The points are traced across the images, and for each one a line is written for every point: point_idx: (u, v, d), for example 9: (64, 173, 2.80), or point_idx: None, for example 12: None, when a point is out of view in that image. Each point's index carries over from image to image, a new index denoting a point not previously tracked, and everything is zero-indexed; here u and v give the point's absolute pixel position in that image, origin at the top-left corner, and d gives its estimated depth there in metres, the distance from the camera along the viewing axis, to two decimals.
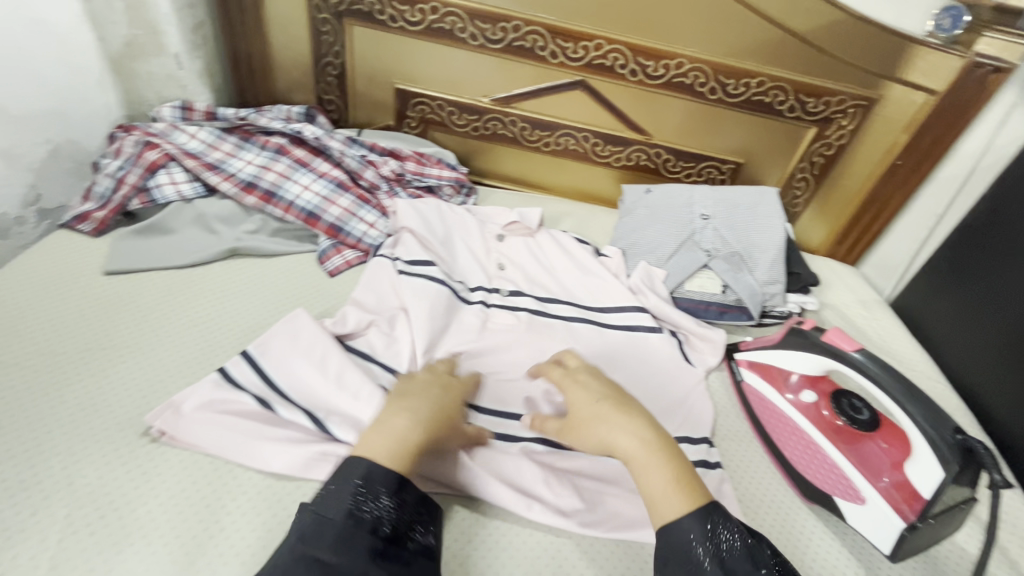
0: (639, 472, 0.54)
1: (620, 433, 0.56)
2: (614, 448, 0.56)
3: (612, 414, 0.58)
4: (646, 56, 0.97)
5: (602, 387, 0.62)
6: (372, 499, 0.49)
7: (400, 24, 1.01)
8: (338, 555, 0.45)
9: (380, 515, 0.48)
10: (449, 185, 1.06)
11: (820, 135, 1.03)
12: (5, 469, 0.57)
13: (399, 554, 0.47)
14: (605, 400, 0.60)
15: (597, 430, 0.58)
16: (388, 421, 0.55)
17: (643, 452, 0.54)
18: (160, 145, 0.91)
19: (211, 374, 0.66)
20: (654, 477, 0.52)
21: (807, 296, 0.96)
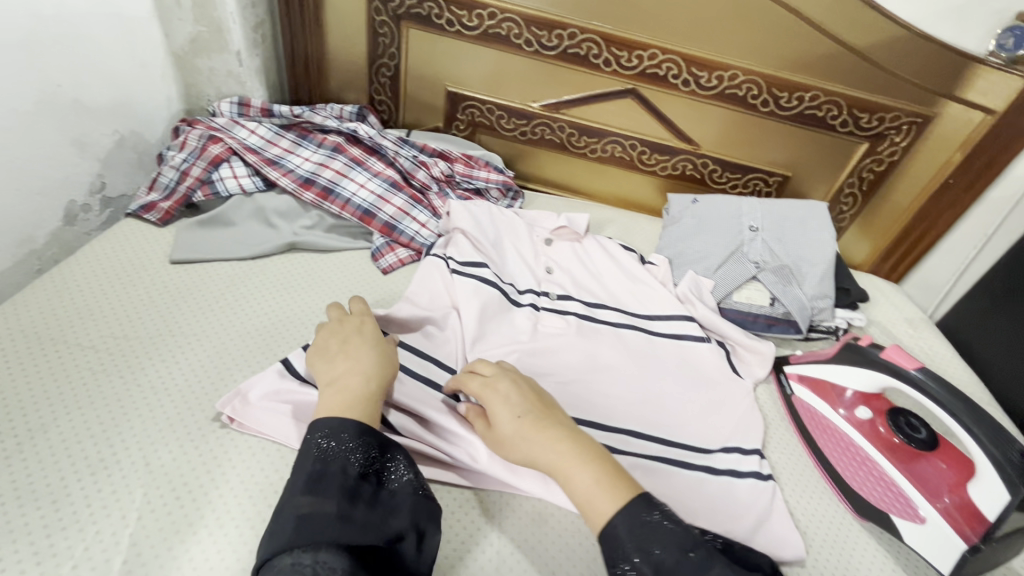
0: (567, 483, 0.52)
1: (545, 445, 0.54)
2: (538, 460, 0.54)
3: (535, 430, 0.55)
4: (699, 67, 0.98)
5: (523, 399, 0.58)
6: (334, 448, 0.51)
7: (456, 28, 1.03)
8: (315, 497, 0.48)
9: (348, 459, 0.51)
10: (497, 189, 1.08)
11: (872, 151, 1.03)
12: (85, 447, 0.58)
13: (375, 491, 0.51)
14: (528, 413, 0.57)
15: (522, 446, 0.55)
16: (339, 382, 0.57)
17: (569, 461, 0.53)
18: (223, 140, 0.94)
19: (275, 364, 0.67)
20: (584, 485, 0.51)
21: (855, 311, 0.95)
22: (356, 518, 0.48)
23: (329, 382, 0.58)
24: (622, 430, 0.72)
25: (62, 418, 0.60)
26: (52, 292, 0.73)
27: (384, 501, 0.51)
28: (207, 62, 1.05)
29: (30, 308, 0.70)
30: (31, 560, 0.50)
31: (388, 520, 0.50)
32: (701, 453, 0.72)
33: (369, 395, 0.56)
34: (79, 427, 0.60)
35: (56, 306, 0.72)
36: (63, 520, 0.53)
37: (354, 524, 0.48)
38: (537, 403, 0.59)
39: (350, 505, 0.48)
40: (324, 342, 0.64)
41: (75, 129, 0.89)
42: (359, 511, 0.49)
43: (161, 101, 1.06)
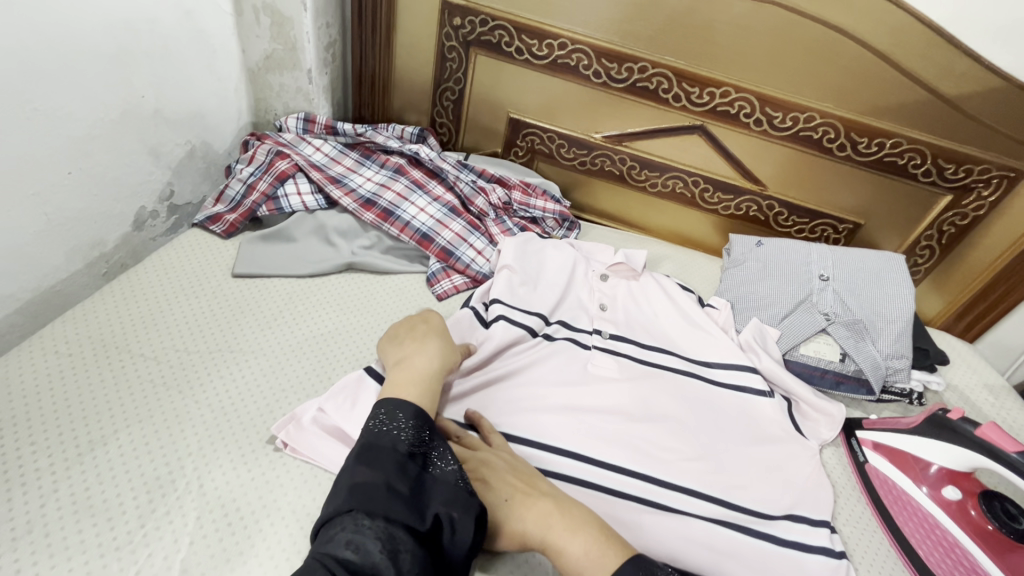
0: (560, 556, 0.52)
1: (536, 520, 0.54)
2: (528, 539, 0.54)
3: (527, 507, 0.55)
4: (774, 107, 0.95)
5: (513, 476, 0.59)
6: (389, 426, 0.53)
7: (525, 57, 1.02)
8: (366, 471, 0.49)
9: (398, 437, 0.52)
10: (552, 219, 1.06)
11: (956, 204, 0.97)
12: (143, 463, 0.58)
13: (421, 472, 0.51)
14: (512, 493, 0.57)
15: (516, 526, 0.55)
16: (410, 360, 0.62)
17: (563, 533, 0.53)
18: (290, 156, 0.95)
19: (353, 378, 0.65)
20: (576, 558, 0.51)
21: (932, 374, 0.89)
22: (402, 493, 0.49)
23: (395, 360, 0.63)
24: (682, 488, 0.68)
25: (123, 430, 0.60)
26: (121, 299, 0.75)
27: (426, 484, 0.51)
28: (279, 78, 1.08)
29: (98, 315, 0.72)
30: None
31: (430, 502, 0.50)
32: (767, 521, 0.67)
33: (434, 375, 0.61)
34: (137, 440, 0.59)
35: (123, 313, 0.73)
36: (117, 540, 0.52)
37: (398, 500, 0.48)
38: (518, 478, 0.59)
39: (397, 480, 0.49)
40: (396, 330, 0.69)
41: (152, 139, 0.92)
42: (405, 487, 0.49)
43: (232, 114, 1.09)
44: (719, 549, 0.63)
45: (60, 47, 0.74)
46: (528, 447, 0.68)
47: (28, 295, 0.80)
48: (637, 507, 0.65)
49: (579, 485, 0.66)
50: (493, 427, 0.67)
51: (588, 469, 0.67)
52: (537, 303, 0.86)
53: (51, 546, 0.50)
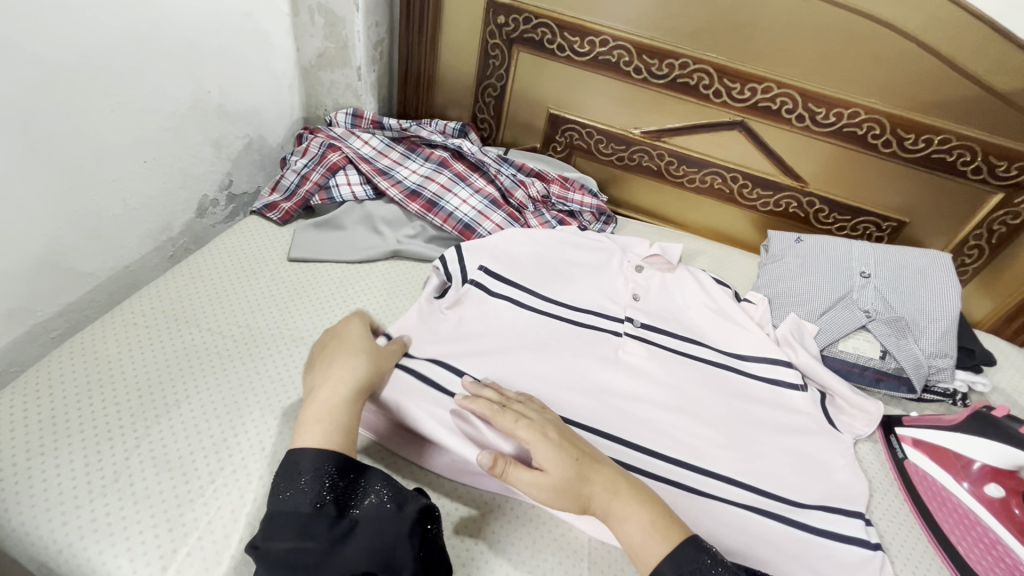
0: (622, 524, 0.56)
1: (602, 486, 0.57)
2: (594, 502, 0.57)
3: (592, 471, 0.58)
4: (817, 103, 0.94)
5: (577, 443, 0.61)
6: (293, 483, 0.52)
7: (567, 54, 1.05)
8: (279, 535, 0.50)
9: (301, 496, 0.51)
10: (589, 212, 1.08)
11: (1008, 203, 0.94)
12: (212, 425, 0.63)
13: (332, 524, 0.51)
14: (580, 454, 0.59)
15: (582, 489, 0.57)
16: (316, 391, 0.60)
17: (626, 505, 0.56)
18: (341, 149, 1.00)
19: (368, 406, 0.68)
20: (641, 530, 0.55)
21: (978, 375, 0.87)
22: (315, 556, 0.49)
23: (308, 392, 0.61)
24: (716, 475, 0.69)
25: (194, 396, 0.65)
26: (189, 277, 0.81)
27: (342, 537, 0.51)
28: (330, 75, 1.14)
29: (168, 292, 0.78)
30: (164, 527, 0.54)
31: (350, 554, 0.50)
32: (800, 510, 0.67)
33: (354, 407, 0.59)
34: (206, 404, 0.65)
35: (191, 291, 0.79)
36: (191, 492, 0.57)
37: (311, 559, 0.49)
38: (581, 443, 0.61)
39: (304, 540, 0.50)
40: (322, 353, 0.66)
41: (215, 132, 0.99)
42: (317, 547, 0.49)
43: (286, 109, 1.15)
44: (751, 534, 0.64)
45: (138, 45, 0.80)
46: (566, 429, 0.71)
47: (106, 273, 0.87)
48: (671, 490, 0.67)
49: (616, 466, 0.68)
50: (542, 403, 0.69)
51: (621, 452, 0.70)
52: (566, 296, 0.89)
53: (135, 494, 0.56)
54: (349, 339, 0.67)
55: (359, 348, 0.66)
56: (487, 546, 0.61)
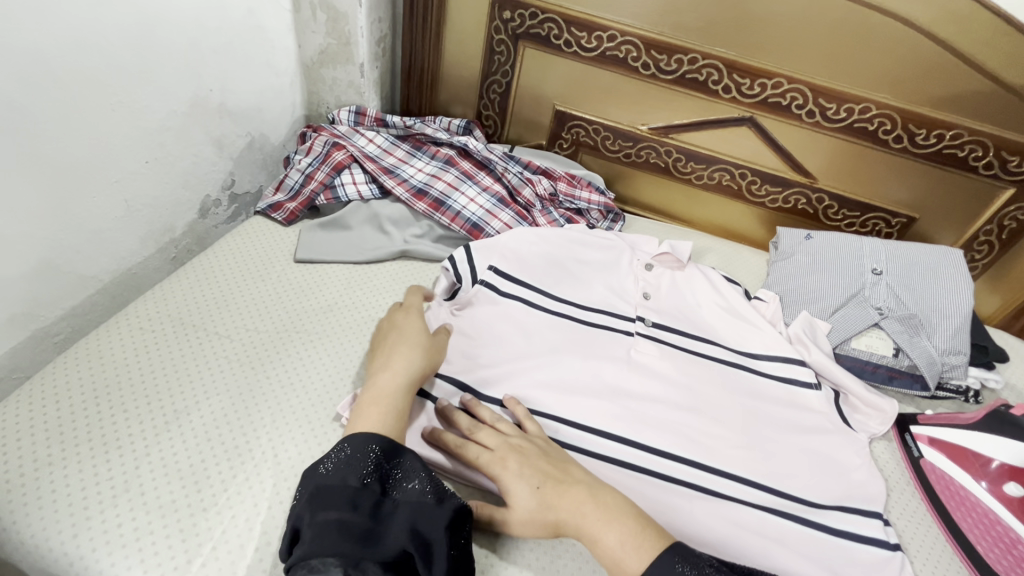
0: (595, 546, 0.54)
1: (569, 509, 0.55)
2: (563, 527, 0.56)
3: (555, 498, 0.56)
4: (828, 98, 0.93)
5: (543, 465, 0.59)
6: (337, 457, 0.52)
7: (574, 49, 1.03)
8: (324, 507, 0.49)
9: (347, 470, 0.51)
10: (597, 210, 1.07)
11: (1018, 198, 0.94)
12: (223, 432, 0.62)
13: (378, 501, 0.51)
14: (544, 481, 0.57)
15: (548, 517, 0.56)
16: (375, 379, 0.61)
17: (596, 525, 0.54)
18: (345, 147, 0.99)
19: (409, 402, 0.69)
20: (612, 548, 0.53)
21: (989, 372, 0.87)
22: (360, 529, 0.48)
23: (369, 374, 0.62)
24: (732, 476, 0.69)
25: (204, 402, 0.64)
26: (195, 280, 0.79)
27: (386, 515, 0.50)
28: (332, 72, 1.12)
29: (174, 295, 0.76)
30: (177, 538, 0.53)
31: (394, 532, 0.49)
32: (818, 510, 0.67)
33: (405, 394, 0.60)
34: (216, 411, 0.64)
35: (196, 294, 0.77)
36: (204, 501, 0.56)
37: (352, 535, 0.48)
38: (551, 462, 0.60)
39: (352, 513, 0.49)
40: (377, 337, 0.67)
41: (217, 131, 0.97)
42: (361, 522, 0.49)
43: (287, 106, 1.13)
44: (770, 536, 0.64)
45: (138, 42, 0.78)
46: (580, 432, 0.71)
47: (108, 276, 0.86)
48: (690, 493, 0.67)
49: (632, 469, 0.68)
50: (528, 414, 0.68)
51: (636, 454, 0.69)
52: (576, 297, 0.88)
53: (147, 504, 0.55)
54: (404, 325, 0.68)
55: (414, 335, 0.67)
56: (504, 553, 0.60)
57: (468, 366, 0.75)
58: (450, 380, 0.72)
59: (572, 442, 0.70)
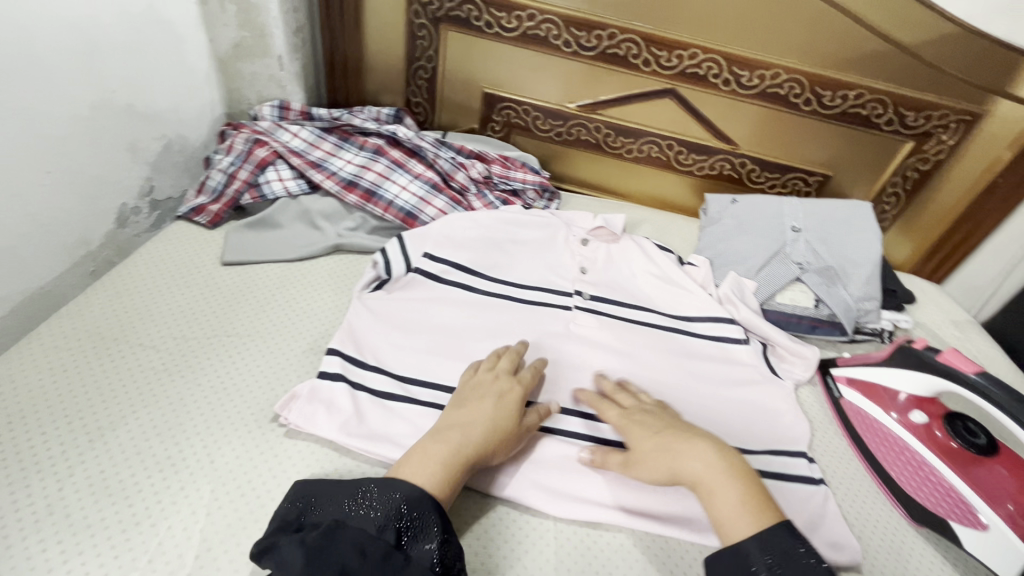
0: (710, 497, 0.56)
1: (691, 457, 0.59)
2: (683, 477, 0.59)
3: (674, 444, 0.61)
4: (740, 66, 0.97)
5: (668, 422, 0.65)
6: (363, 498, 0.52)
7: (495, 30, 1.03)
8: (333, 542, 0.48)
9: (372, 517, 0.51)
10: (533, 190, 1.08)
11: (918, 150, 1.01)
12: (153, 443, 0.60)
13: (389, 553, 0.49)
14: (666, 432, 0.63)
15: (671, 464, 0.60)
16: (444, 433, 0.60)
17: (720, 478, 0.57)
18: (268, 143, 0.96)
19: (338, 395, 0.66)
20: (728, 503, 0.56)
21: (901, 313, 0.94)
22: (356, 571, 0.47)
23: (439, 426, 0.62)
24: None
25: (131, 415, 0.62)
26: (114, 292, 0.76)
27: (393, 564, 0.49)
28: (250, 66, 1.08)
29: (91, 309, 0.73)
30: (109, 555, 0.52)
31: None
32: (749, 456, 0.71)
33: (463, 455, 0.58)
34: (144, 425, 0.62)
35: (117, 307, 0.74)
36: (136, 515, 0.54)
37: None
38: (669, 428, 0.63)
39: (355, 559, 0.48)
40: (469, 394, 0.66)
41: (129, 134, 0.92)
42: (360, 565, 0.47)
43: (205, 105, 1.08)
44: None
45: (24, 43, 0.73)
46: None
47: (19, 297, 0.81)
48: None
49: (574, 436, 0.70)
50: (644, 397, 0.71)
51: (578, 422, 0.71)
52: (514, 279, 0.90)
53: (73, 525, 0.53)
54: (502, 391, 0.65)
55: (505, 405, 0.64)
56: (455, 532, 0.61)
57: (402, 355, 0.74)
58: (386, 371, 0.72)
59: None
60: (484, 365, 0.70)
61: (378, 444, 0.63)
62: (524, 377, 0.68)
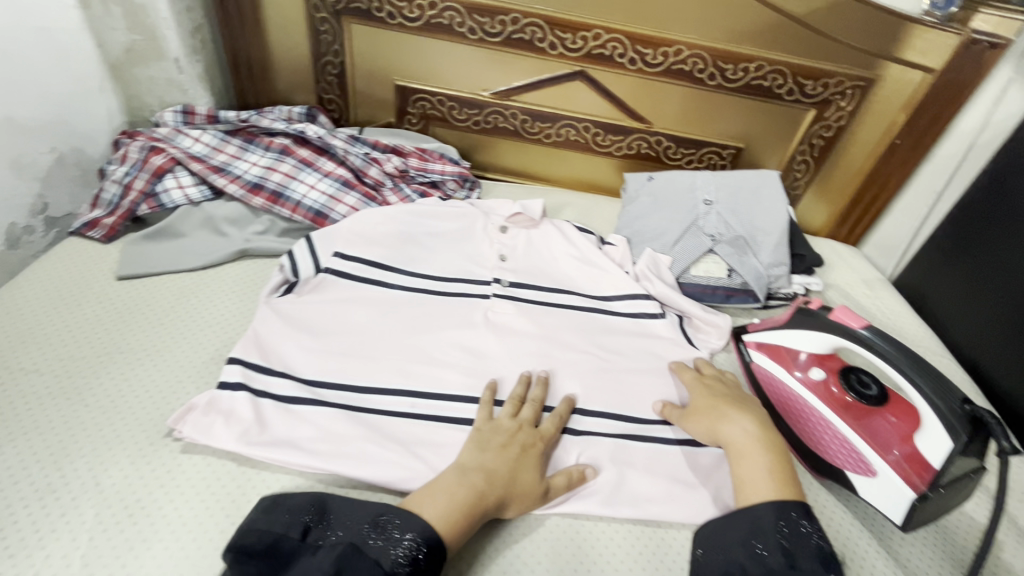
0: (738, 458, 0.63)
1: (737, 428, 0.66)
2: (726, 442, 0.66)
3: (731, 413, 0.68)
4: (643, 44, 0.98)
5: (733, 396, 0.72)
6: (386, 530, 0.52)
7: (398, 21, 1.01)
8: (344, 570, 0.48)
9: (388, 551, 0.50)
10: (453, 181, 1.06)
11: (820, 117, 1.04)
12: (32, 471, 0.57)
13: None
14: (733, 405, 0.69)
15: (721, 429, 0.67)
16: (472, 477, 0.59)
17: (752, 448, 0.64)
18: (165, 150, 0.92)
19: (237, 401, 0.64)
20: (750, 471, 0.62)
21: (811, 277, 0.98)
22: None
23: (462, 466, 0.60)
24: (585, 412, 0.73)
25: (8, 444, 0.59)
26: None
27: None
28: (146, 71, 1.03)
29: None
30: None
31: None
32: (661, 427, 0.73)
33: (483, 505, 0.57)
34: (24, 453, 0.59)
35: None
36: (11, 547, 0.52)
37: None
38: (730, 400, 0.70)
39: None
40: (493, 438, 0.64)
41: (10, 150, 0.87)
42: None
43: (101, 114, 1.03)
44: (620, 460, 0.68)
45: None
46: (426, 399, 0.70)
47: None
48: None
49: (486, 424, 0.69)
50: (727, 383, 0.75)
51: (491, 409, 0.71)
52: (430, 271, 0.89)
53: None
54: (530, 443, 0.65)
55: (530, 458, 0.63)
56: None
57: (308, 357, 0.72)
58: (291, 376, 0.70)
59: (431, 413, 0.69)
60: (506, 408, 0.69)
61: (279, 450, 0.62)
62: (548, 428, 0.67)
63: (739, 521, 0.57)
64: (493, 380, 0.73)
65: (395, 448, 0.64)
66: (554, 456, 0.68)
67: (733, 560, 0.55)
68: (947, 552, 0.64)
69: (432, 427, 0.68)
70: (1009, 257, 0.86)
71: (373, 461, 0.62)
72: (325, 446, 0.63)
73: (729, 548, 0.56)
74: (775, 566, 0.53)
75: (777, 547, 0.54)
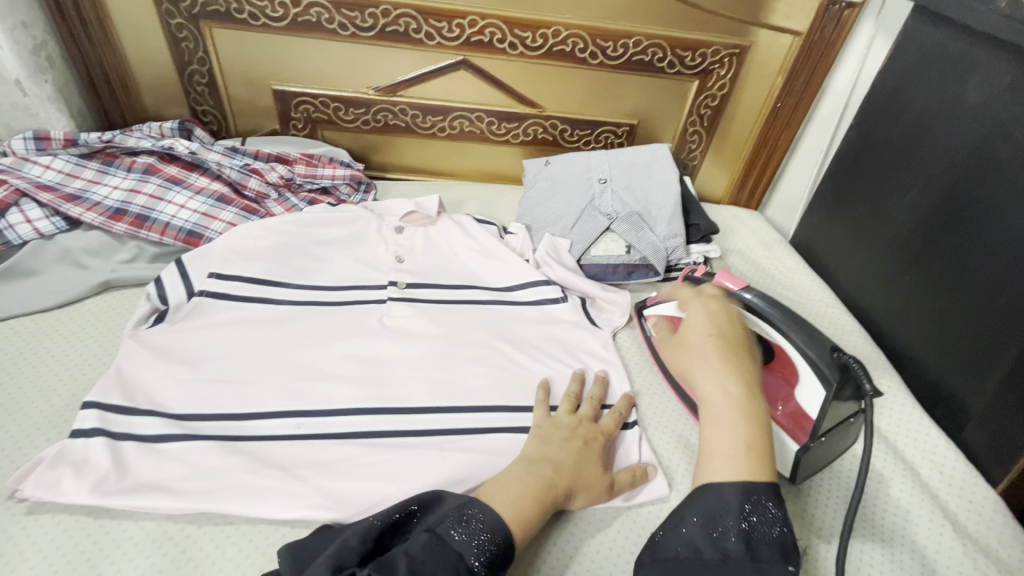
0: (714, 422, 0.56)
1: (713, 382, 0.59)
2: (704, 396, 0.59)
3: (716, 365, 0.60)
4: (521, 28, 0.96)
5: (726, 334, 0.64)
6: (469, 523, 0.50)
7: (262, 21, 0.95)
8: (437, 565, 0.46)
9: (471, 545, 0.48)
10: (345, 184, 1.02)
11: (703, 88, 1.06)
12: None
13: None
14: (725, 352, 0.61)
15: (704, 381, 0.60)
16: (540, 468, 0.57)
17: (731, 412, 0.56)
18: (7, 181, 0.83)
19: (86, 448, 0.59)
20: (722, 440, 0.54)
21: (709, 244, 0.99)
22: None
23: (529, 459, 0.59)
24: (486, 408, 0.70)
25: None
26: None
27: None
28: None
29: None
30: None
31: None
32: None
33: (552, 497, 0.56)
34: None
35: None
36: None
37: None
38: (723, 347, 0.62)
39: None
40: (557, 435, 0.63)
41: None
42: None
43: None
44: None
45: None
46: (310, 417, 0.66)
47: None
48: (442, 438, 0.66)
49: (377, 436, 0.66)
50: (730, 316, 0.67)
51: (383, 419, 0.67)
52: (321, 281, 0.84)
53: None
54: (592, 440, 0.64)
55: (592, 454, 0.62)
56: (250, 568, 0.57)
57: (177, 390, 0.66)
58: (157, 413, 0.64)
59: (317, 431, 0.65)
60: (565, 406, 0.68)
61: (140, 493, 0.57)
62: (608, 425, 0.66)
63: (696, 498, 0.52)
64: (547, 380, 0.73)
65: (275, 475, 0.60)
66: (615, 455, 0.67)
67: (688, 538, 0.50)
68: (839, 495, 0.65)
69: (319, 449, 0.63)
70: (885, 204, 0.89)
71: (249, 493, 0.58)
72: (194, 483, 0.58)
73: (686, 525, 0.50)
74: (733, 555, 0.47)
75: (738, 530, 0.49)
